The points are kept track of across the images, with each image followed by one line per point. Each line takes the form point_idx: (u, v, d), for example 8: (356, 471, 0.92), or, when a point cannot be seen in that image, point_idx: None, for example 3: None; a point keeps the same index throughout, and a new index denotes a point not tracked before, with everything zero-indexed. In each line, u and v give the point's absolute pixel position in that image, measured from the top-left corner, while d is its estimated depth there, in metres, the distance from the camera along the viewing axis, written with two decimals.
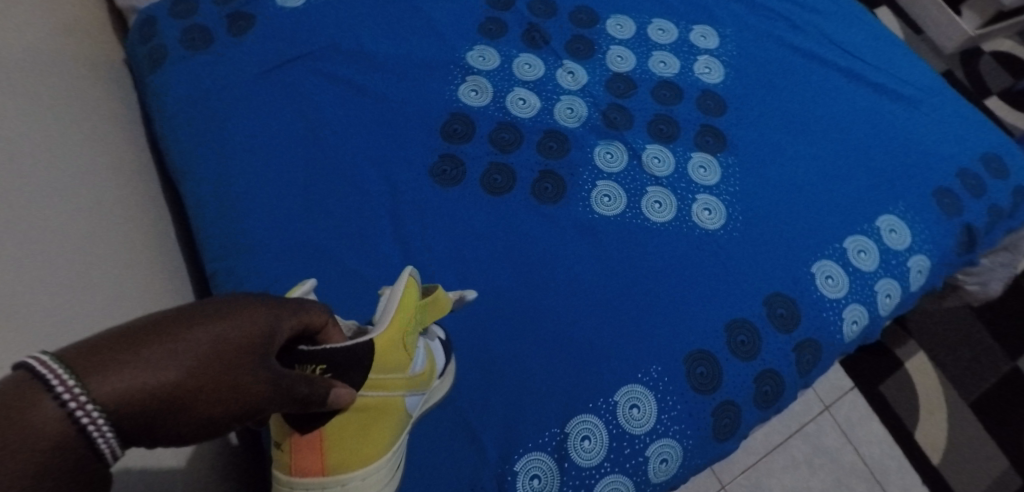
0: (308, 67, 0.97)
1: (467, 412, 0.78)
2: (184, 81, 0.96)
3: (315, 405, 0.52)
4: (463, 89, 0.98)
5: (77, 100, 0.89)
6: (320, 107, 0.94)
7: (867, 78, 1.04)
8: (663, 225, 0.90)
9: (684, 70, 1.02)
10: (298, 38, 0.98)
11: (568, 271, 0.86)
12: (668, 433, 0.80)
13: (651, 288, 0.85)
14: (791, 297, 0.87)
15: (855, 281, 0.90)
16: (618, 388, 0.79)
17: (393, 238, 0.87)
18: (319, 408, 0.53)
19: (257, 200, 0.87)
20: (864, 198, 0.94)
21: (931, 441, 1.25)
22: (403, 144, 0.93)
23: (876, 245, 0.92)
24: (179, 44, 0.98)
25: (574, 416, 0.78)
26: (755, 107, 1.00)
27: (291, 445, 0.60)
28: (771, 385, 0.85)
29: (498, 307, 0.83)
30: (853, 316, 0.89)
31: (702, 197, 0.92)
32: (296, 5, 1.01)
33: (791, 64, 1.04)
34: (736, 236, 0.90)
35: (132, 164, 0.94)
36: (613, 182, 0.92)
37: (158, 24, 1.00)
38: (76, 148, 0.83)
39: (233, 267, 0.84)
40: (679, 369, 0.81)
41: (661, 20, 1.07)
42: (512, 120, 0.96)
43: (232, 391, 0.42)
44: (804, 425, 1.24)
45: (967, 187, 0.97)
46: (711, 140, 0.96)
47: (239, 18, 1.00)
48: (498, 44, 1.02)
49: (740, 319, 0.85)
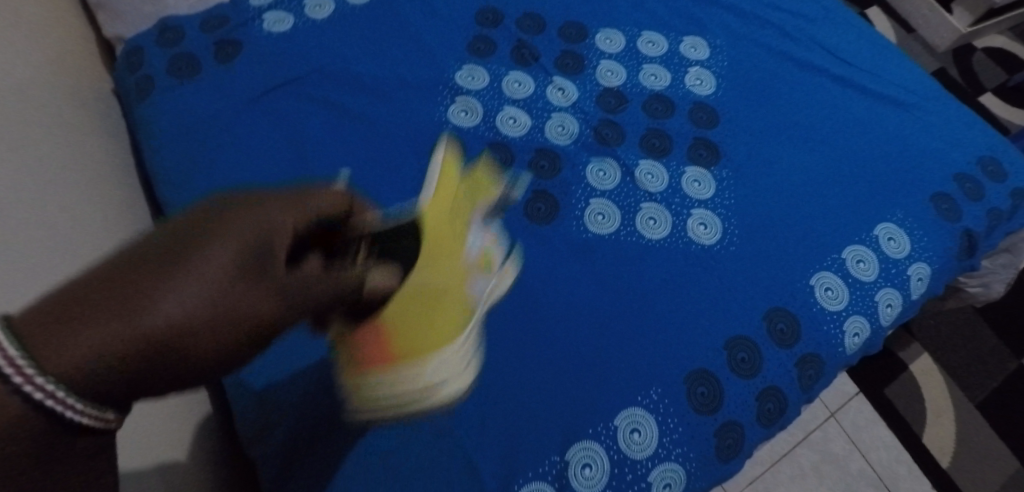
0: (296, 93, 0.96)
1: (467, 443, 0.78)
2: (171, 114, 0.93)
3: (350, 291, 0.49)
4: (454, 110, 0.97)
5: (67, 132, 0.87)
6: (310, 133, 0.93)
7: (859, 84, 1.04)
8: (658, 241, 0.90)
9: (674, 82, 1.03)
10: (286, 64, 0.97)
11: (564, 293, 0.86)
12: (670, 457, 0.80)
13: (650, 306, 0.86)
14: (791, 311, 0.87)
15: (855, 293, 0.90)
16: (619, 413, 0.80)
17: None
18: (353, 280, 0.50)
19: None
20: (860, 207, 0.94)
21: (940, 444, 1.23)
22: (394, 170, 0.92)
23: (875, 254, 0.92)
24: (166, 74, 0.96)
25: (574, 444, 0.78)
26: (747, 118, 1.00)
27: (353, 343, 0.68)
28: (773, 402, 0.85)
29: (497, 331, 0.83)
30: (854, 328, 0.89)
31: (697, 211, 0.92)
32: (284, 30, 1.00)
33: (781, 72, 1.05)
34: (732, 250, 0.90)
35: (122, 195, 0.93)
36: (607, 199, 0.92)
37: (144, 53, 0.98)
38: (68, 181, 0.82)
39: None
40: (679, 389, 0.82)
41: (650, 32, 1.07)
42: (502, 139, 0.95)
43: (247, 314, 0.39)
44: (809, 433, 1.22)
45: (965, 191, 0.97)
46: (704, 153, 0.97)
47: (226, 45, 0.98)
48: (487, 63, 1.01)
49: (740, 337, 0.85)
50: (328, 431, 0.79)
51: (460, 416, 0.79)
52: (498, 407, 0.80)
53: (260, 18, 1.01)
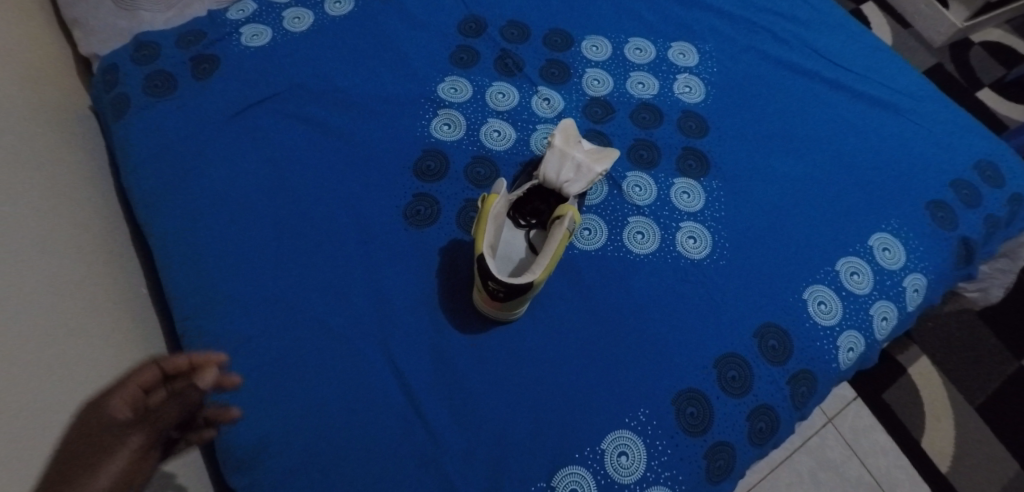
0: (275, 108, 0.93)
1: (450, 469, 0.76)
2: (147, 130, 0.91)
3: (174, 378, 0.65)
4: (436, 124, 0.95)
5: (39, 154, 0.86)
6: (289, 151, 0.91)
7: (851, 88, 1.03)
8: (646, 257, 0.89)
9: (663, 90, 1.01)
10: (265, 80, 0.95)
11: (550, 312, 0.85)
12: (659, 481, 0.78)
13: (638, 325, 0.85)
14: (783, 327, 0.85)
15: (849, 306, 0.88)
16: (606, 436, 0.79)
17: (367, 285, 0.84)
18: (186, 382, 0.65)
19: (229, 257, 0.84)
20: (852, 217, 0.93)
21: (939, 448, 1.18)
22: (376, 185, 0.90)
23: (870, 265, 0.90)
24: (142, 91, 0.94)
25: (561, 469, 0.77)
26: (737, 126, 0.99)
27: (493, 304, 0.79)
28: (766, 421, 0.83)
29: (482, 353, 0.82)
30: (849, 343, 0.87)
31: (686, 225, 0.91)
32: (262, 44, 0.98)
33: (772, 79, 1.03)
34: (722, 263, 0.89)
35: (95, 214, 0.91)
36: (593, 214, 0.91)
37: (120, 71, 0.96)
38: (36, 207, 0.80)
39: (203, 326, 0.81)
40: (669, 410, 0.80)
41: (638, 39, 1.05)
42: (487, 153, 0.94)
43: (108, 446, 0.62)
44: (807, 440, 1.17)
45: (962, 198, 0.95)
46: (694, 164, 0.95)
47: (202, 61, 0.96)
48: (470, 74, 0.99)
49: (730, 354, 0.84)
50: (303, 462, 0.75)
51: (442, 441, 0.77)
52: (481, 431, 0.78)
53: (238, 32, 0.99)
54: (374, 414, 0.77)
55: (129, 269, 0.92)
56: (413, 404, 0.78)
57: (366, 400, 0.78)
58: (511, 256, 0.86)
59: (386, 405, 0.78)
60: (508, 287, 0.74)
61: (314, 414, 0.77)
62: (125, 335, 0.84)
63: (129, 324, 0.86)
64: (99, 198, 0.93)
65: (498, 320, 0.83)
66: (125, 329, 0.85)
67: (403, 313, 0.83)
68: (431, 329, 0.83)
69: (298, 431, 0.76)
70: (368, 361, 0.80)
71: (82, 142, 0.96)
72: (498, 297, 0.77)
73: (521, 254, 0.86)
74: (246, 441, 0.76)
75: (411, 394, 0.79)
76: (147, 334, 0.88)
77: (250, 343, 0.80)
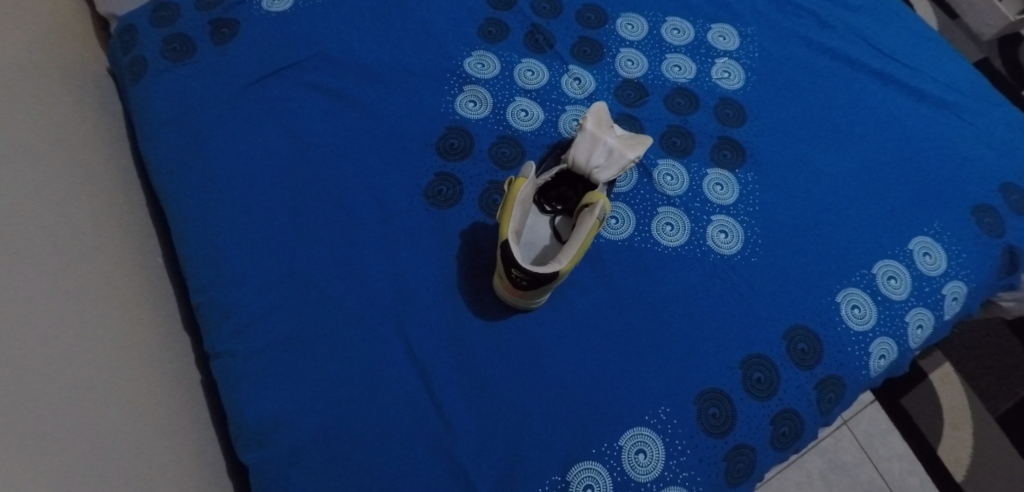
0: (296, 78, 0.90)
1: (463, 459, 0.74)
2: (164, 96, 0.88)
3: None
4: (461, 101, 0.91)
5: (56, 118, 0.83)
6: (309, 123, 0.88)
7: (899, 81, 0.98)
8: (674, 250, 0.85)
9: (700, 75, 0.97)
10: (288, 47, 0.91)
11: (572, 303, 0.82)
12: (676, 481, 0.76)
13: (664, 320, 0.82)
14: (812, 330, 0.82)
15: (884, 312, 0.85)
16: (624, 432, 0.76)
17: (384, 267, 0.81)
18: None
19: (246, 231, 0.81)
20: (893, 219, 0.89)
21: (956, 456, 1.16)
22: (396, 164, 0.87)
23: (908, 270, 0.86)
24: (160, 54, 0.91)
25: (576, 464, 0.75)
26: (776, 116, 0.95)
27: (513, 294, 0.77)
28: (789, 426, 0.80)
29: (500, 341, 0.80)
30: (881, 350, 0.84)
31: (717, 218, 0.87)
32: (283, 9, 0.94)
33: (817, 68, 0.98)
34: (753, 261, 0.86)
35: (111, 180, 0.88)
36: (622, 202, 0.87)
37: (138, 32, 0.93)
38: (51, 176, 0.78)
39: (217, 300, 0.79)
40: (691, 410, 0.78)
41: (676, 19, 1.00)
42: (513, 133, 0.91)
43: None
44: (820, 440, 1.15)
45: (1010, 204, 0.91)
46: (729, 154, 0.91)
47: (222, 25, 0.92)
48: (498, 49, 0.95)
49: (757, 355, 0.81)
50: (311, 445, 0.73)
51: (457, 431, 0.75)
52: (497, 421, 0.76)
53: None
54: (388, 399, 0.75)
55: (142, 237, 0.89)
56: (429, 390, 0.76)
57: (381, 387, 0.76)
58: (536, 242, 0.83)
59: (401, 390, 0.76)
60: (533, 275, 0.72)
61: (327, 396, 0.75)
62: (138, 309, 0.82)
63: (141, 294, 0.84)
64: (114, 163, 0.91)
65: (519, 308, 0.81)
66: (137, 301, 0.83)
67: (420, 297, 0.80)
68: (448, 315, 0.80)
69: (309, 410, 0.74)
70: (385, 346, 0.77)
71: (96, 104, 0.93)
72: (521, 285, 0.74)
73: (546, 240, 0.83)
74: (258, 419, 0.75)
75: (426, 381, 0.77)
76: (160, 304, 0.86)
77: (266, 320, 0.77)
